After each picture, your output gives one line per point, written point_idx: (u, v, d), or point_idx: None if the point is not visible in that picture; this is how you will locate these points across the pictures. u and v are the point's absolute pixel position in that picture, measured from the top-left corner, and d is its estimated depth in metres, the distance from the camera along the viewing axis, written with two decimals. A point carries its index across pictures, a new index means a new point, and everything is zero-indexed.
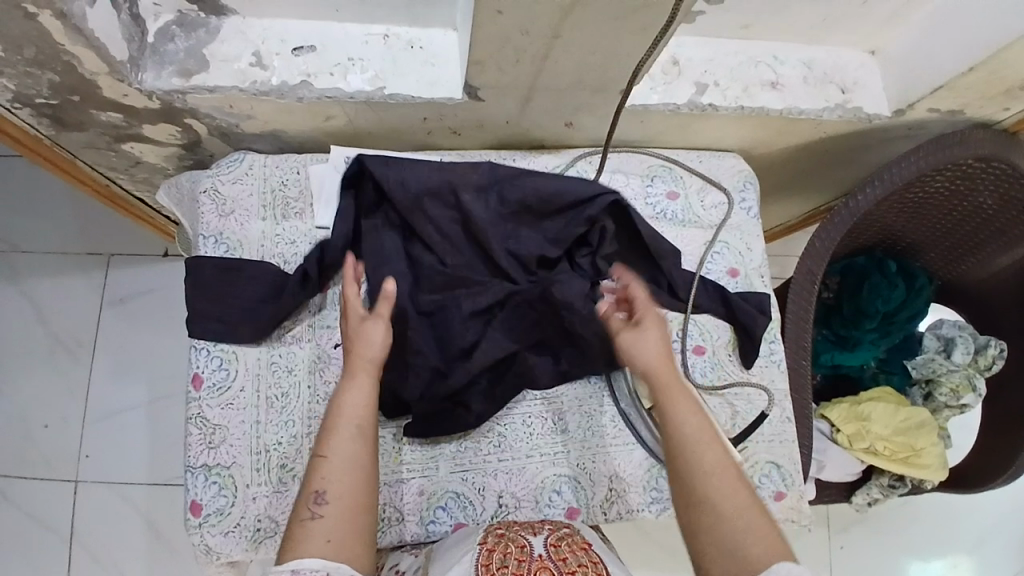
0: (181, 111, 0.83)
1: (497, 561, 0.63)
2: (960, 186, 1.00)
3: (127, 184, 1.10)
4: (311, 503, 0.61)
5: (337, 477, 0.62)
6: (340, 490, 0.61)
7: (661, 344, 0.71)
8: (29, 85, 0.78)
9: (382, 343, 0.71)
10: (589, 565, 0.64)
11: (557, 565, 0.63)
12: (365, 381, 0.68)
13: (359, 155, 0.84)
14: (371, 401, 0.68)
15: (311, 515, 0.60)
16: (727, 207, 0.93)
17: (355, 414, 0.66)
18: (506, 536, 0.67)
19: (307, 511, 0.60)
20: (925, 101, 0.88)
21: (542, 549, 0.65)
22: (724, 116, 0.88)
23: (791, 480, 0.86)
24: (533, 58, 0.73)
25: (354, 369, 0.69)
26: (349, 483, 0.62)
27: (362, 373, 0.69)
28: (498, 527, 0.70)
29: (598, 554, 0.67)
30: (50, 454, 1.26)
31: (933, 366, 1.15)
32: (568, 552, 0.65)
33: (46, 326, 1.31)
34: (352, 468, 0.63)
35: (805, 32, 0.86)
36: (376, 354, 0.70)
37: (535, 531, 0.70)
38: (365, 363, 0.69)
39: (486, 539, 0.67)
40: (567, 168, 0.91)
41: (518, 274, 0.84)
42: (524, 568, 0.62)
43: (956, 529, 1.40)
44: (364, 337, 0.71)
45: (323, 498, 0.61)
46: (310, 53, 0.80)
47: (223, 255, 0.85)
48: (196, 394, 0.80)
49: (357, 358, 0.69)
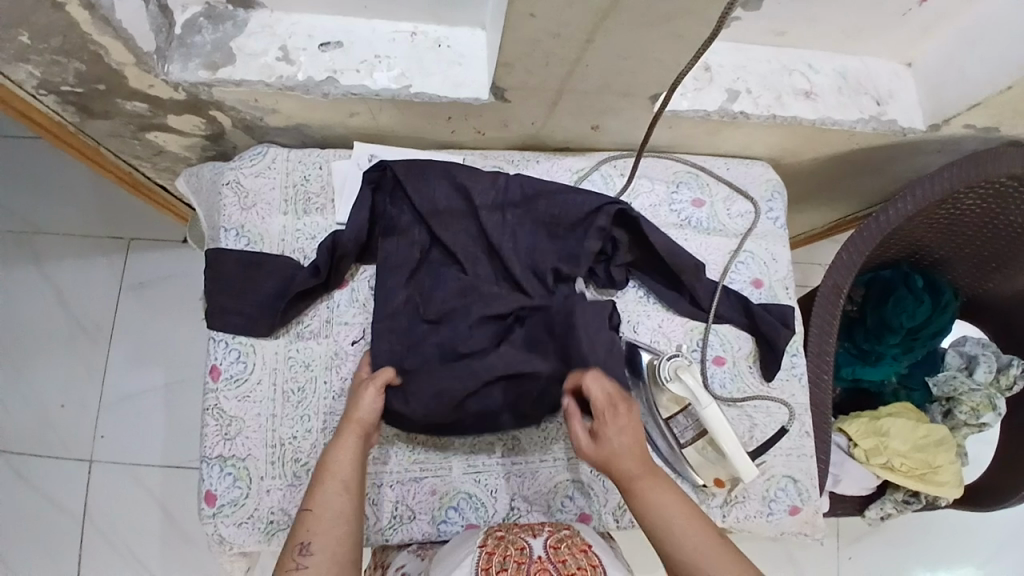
0: (207, 103, 0.83)
1: (496, 565, 0.63)
2: (991, 204, 0.98)
3: (150, 172, 1.10)
4: (297, 553, 0.64)
5: (323, 532, 0.65)
6: (325, 545, 0.65)
7: (632, 436, 0.68)
8: (55, 74, 0.78)
9: (373, 408, 0.73)
10: (588, 568, 0.63)
11: (556, 567, 0.63)
12: (353, 444, 0.71)
13: (381, 162, 0.84)
14: (358, 461, 0.70)
15: (297, 565, 0.63)
16: (753, 216, 0.92)
17: (341, 473, 0.69)
18: (506, 538, 0.67)
19: (293, 561, 0.63)
20: (960, 117, 0.86)
21: (541, 551, 0.65)
22: (755, 124, 0.86)
23: (807, 495, 0.85)
24: (563, 62, 0.71)
25: (342, 432, 0.72)
26: (334, 538, 0.65)
27: (347, 434, 0.71)
28: (498, 529, 0.70)
29: (598, 556, 0.66)
30: (67, 435, 1.28)
31: (954, 385, 1.12)
32: (568, 555, 0.65)
33: (66, 309, 1.32)
34: (337, 525, 0.66)
35: (840, 41, 0.84)
36: (367, 419, 0.73)
37: (535, 532, 0.69)
38: (354, 425, 0.72)
39: (485, 541, 0.67)
40: (592, 171, 0.90)
41: (540, 294, 0.83)
42: (523, 570, 0.62)
43: (969, 546, 1.38)
44: (356, 400, 0.74)
45: (308, 550, 0.64)
46: (337, 49, 0.79)
47: (244, 248, 0.85)
48: (214, 385, 0.81)
49: (345, 420, 0.73)
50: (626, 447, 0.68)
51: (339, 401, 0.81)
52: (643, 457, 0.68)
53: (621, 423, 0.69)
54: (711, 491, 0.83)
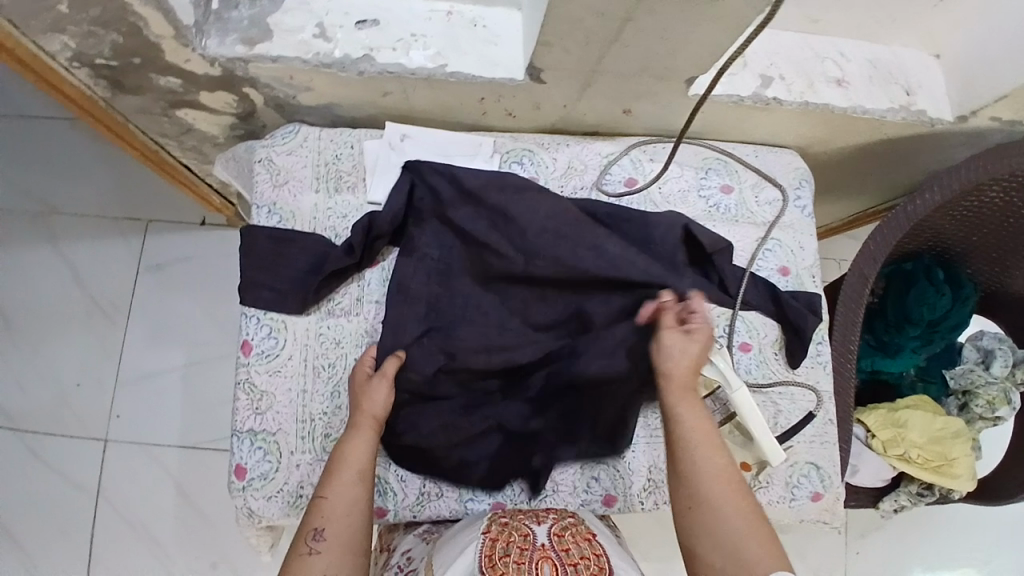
0: (242, 79, 0.83)
1: (499, 551, 0.64)
2: (1015, 198, 0.98)
3: (176, 151, 1.10)
4: (310, 538, 0.64)
5: (337, 520, 0.66)
6: (339, 533, 0.65)
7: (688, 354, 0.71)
8: (91, 45, 0.78)
9: (385, 405, 0.74)
10: (591, 557, 0.64)
11: (558, 556, 0.64)
12: (367, 437, 0.72)
13: (407, 161, 0.84)
14: (373, 453, 0.71)
15: (310, 550, 0.64)
16: (781, 203, 0.92)
17: (356, 464, 0.70)
18: (510, 525, 0.69)
19: (306, 545, 0.64)
20: (989, 109, 0.87)
21: (545, 539, 0.67)
22: (787, 111, 0.86)
23: (829, 482, 0.85)
24: (603, 41, 0.71)
25: (357, 425, 0.73)
26: (347, 527, 0.66)
27: (363, 429, 0.72)
28: (502, 516, 0.71)
29: (601, 545, 0.67)
30: (82, 415, 1.28)
31: (971, 378, 1.13)
32: (571, 543, 0.66)
33: (84, 289, 1.33)
34: (351, 514, 0.66)
35: (876, 29, 0.85)
36: (378, 414, 0.73)
37: (539, 520, 0.71)
38: (368, 420, 0.73)
39: (489, 527, 0.68)
40: (621, 156, 0.91)
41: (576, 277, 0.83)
42: (526, 557, 0.63)
43: (978, 542, 1.39)
44: (367, 397, 0.74)
45: (321, 535, 0.64)
46: (373, 27, 0.79)
47: (276, 225, 0.85)
48: (245, 359, 0.81)
49: (359, 416, 0.73)
50: (682, 357, 0.71)
51: None
52: (692, 374, 0.71)
53: (694, 339, 0.72)
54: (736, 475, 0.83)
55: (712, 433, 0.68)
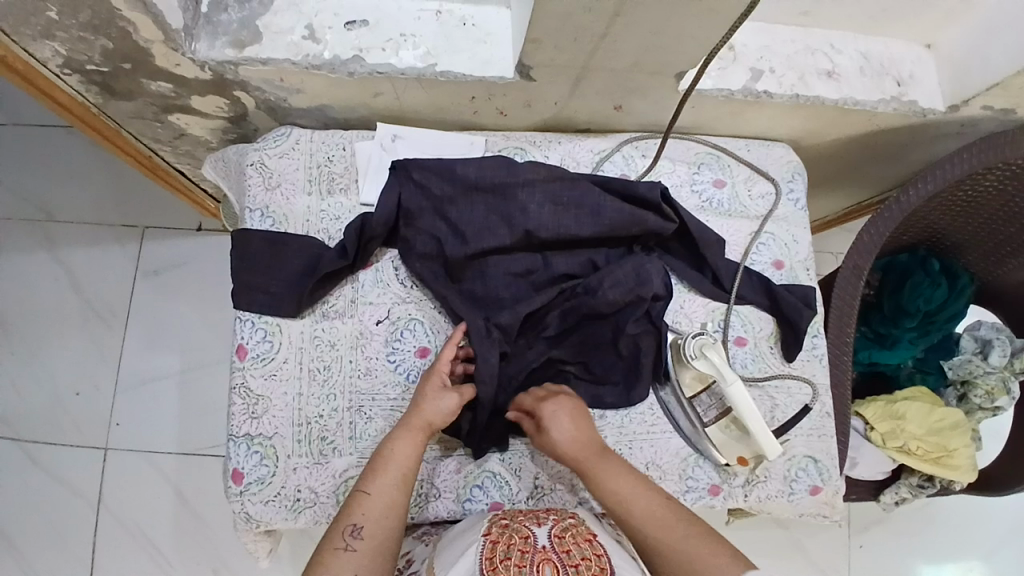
0: (233, 82, 0.83)
1: (500, 554, 0.64)
2: (1009, 187, 0.98)
3: (169, 156, 1.10)
4: (346, 534, 0.64)
5: (376, 518, 0.66)
6: (375, 533, 0.65)
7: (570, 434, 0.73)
8: (82, 51, 0.78)
9: (447, 414, 0.73)
10: (592, 558, 0.64)
11: (559, 558, 0.63)
12: (417, 440, 0.72)
13: (399, 160, 0.84)
14: (419, 457, 0.71)
15: (346, 545, 0.64)
16: (774, 197, 0.92)
17: (402, 464, 0.70)
18: (510, 527, 0.68)
19: (341, 540, 0.64)
20: (980, 98, 0.87)
21: (545, 541, 0.65)
22: (779, 104, 0.86)
23: (827, 475, 0.85)
24: (593, 37, 0.71)
25: (409, 425, 0.72)
26: (383, 528, 0.65)
27: (411, 429, 0.72)
28: (502, 517, 0.71)
29: (602, 545, 0.67)
30: (81, 422, 1.28)
31: (969, 368, 1.13)
32: (572, 544, 0.65)
33: (81, 296, 1.33)
34: (389, 516, 0.66)
35: (865, 22, 0.85)
36: (435, 418, 0.73)
37: (540, 521, 0.70)
38: (422, 423, 0.72)
39: (490, 529, 0.68)
40: (614, 152, 0.91)
41: (571, 273, 0.83)
42: (527, 560, 0.63)
43: (980, 534, 1.39)
44: (430, 400, 0.74)
45: (358, 533, 0.64)
46: (363, 28, 0.79)
47: (268, 229, 0.85)
48: (240, 363, 0.81)
49: (414, 416, 0.73)
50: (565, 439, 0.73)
51: (365, 379, 0.82)
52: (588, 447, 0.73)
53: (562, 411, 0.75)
54: (733, 470, 0.83)
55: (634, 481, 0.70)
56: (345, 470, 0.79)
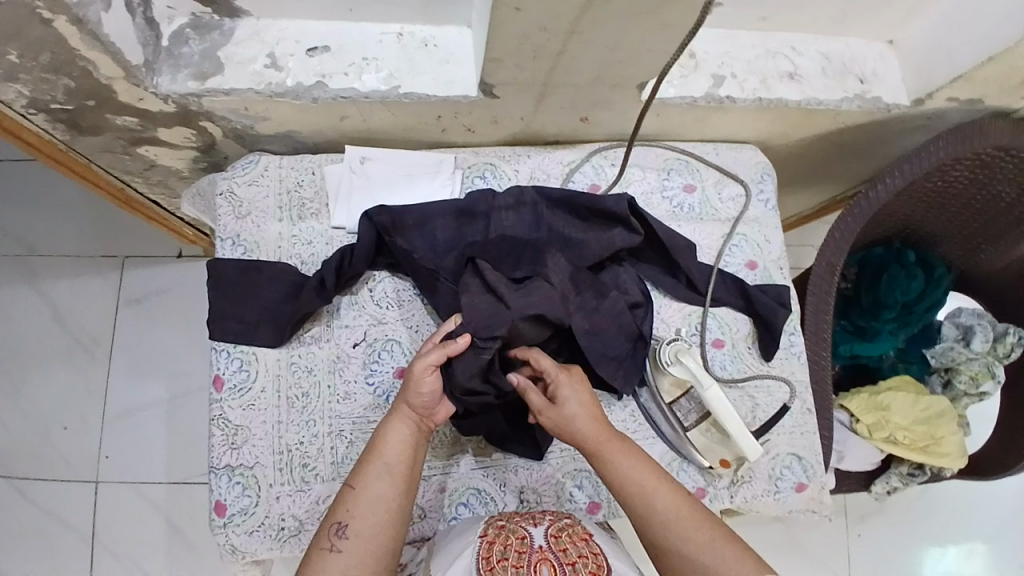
0: (198, 114, 0.83)
1: (497, 555, 0.64)
2: (979, 177, 1.00)
3: (143, 187, 1.10)
4: (332, 534, 0.64)
5: (361, 516, 0.65)
6: (361, 530, 0.65)
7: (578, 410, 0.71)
8: (44, 91, 0.78)
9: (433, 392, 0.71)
10: (589, 556, 0.63)
11: (556, 556, 0.63)
12: (409, 427, 0.70)
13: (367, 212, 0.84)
14: (409, 442, 0.70)
15: (331, 546, 0.64)
16: (744, 199, 0.93)
17: (390, 454, 0.69)
18: (507, 527, 0.68)
19: (328, 541, 0.64)
20: (945, 90, 0.88)
21: (543, 540, 0.65)
22: (743, 107, 0.87)
23: (812, 472, 0.86)
24: (550, 54, 0.72)
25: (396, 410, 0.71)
26: (370, 527, 0.65)
27: (400, 414, 0.71)
28: (499, 518, 0.70)
29: (598, 545, 0.66)
30: (71, 456, 1.28)
31: (952, 355, 1.14)
32: (568, 543, 0.65)
33: (65, 329, 1.32)
34: (376, 510, 0.66)
35: (825, 23, 0.86)
36: (420, 404, 0.71)
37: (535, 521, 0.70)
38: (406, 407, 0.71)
39: (486, 531, 0.68)
40: (583, 163, 0.91)
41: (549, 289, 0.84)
42: (524, 561, 0.62)
43: (976, 517, 1.40)
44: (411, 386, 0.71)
45: (344, 531, 0.64)
46: (325, 54, 0.80)
47: (241, 257, 0.85)
48: (218, 395, 0.81)
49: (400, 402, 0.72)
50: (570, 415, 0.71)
51: (344, 404, 0.82)
52: (599, 425, 0.71)
53: (575, 383, 0.73)
54: (717, 473, 0.83)
55: (654, 474, 0.68)
56: (328, 495, 0.79)
